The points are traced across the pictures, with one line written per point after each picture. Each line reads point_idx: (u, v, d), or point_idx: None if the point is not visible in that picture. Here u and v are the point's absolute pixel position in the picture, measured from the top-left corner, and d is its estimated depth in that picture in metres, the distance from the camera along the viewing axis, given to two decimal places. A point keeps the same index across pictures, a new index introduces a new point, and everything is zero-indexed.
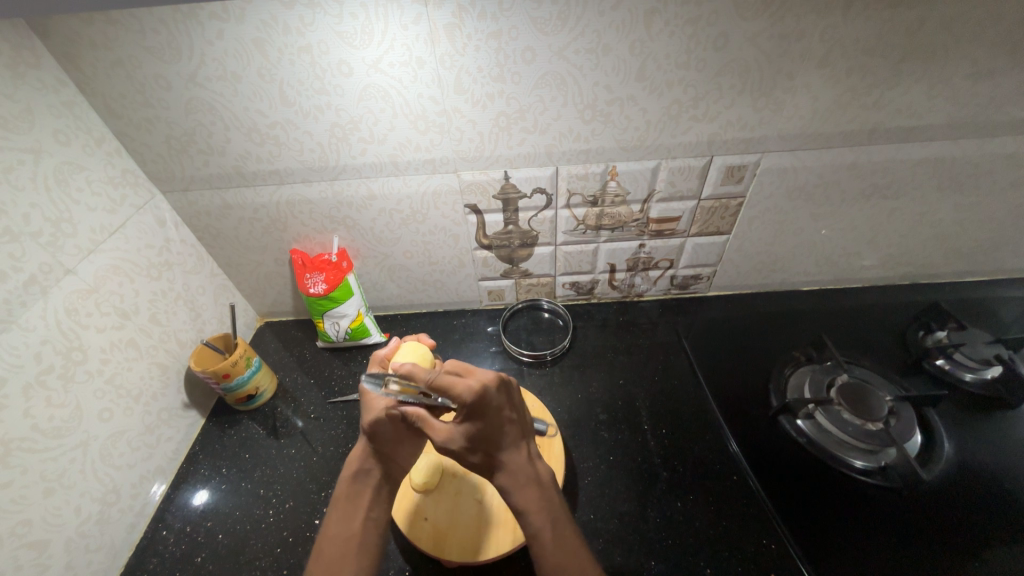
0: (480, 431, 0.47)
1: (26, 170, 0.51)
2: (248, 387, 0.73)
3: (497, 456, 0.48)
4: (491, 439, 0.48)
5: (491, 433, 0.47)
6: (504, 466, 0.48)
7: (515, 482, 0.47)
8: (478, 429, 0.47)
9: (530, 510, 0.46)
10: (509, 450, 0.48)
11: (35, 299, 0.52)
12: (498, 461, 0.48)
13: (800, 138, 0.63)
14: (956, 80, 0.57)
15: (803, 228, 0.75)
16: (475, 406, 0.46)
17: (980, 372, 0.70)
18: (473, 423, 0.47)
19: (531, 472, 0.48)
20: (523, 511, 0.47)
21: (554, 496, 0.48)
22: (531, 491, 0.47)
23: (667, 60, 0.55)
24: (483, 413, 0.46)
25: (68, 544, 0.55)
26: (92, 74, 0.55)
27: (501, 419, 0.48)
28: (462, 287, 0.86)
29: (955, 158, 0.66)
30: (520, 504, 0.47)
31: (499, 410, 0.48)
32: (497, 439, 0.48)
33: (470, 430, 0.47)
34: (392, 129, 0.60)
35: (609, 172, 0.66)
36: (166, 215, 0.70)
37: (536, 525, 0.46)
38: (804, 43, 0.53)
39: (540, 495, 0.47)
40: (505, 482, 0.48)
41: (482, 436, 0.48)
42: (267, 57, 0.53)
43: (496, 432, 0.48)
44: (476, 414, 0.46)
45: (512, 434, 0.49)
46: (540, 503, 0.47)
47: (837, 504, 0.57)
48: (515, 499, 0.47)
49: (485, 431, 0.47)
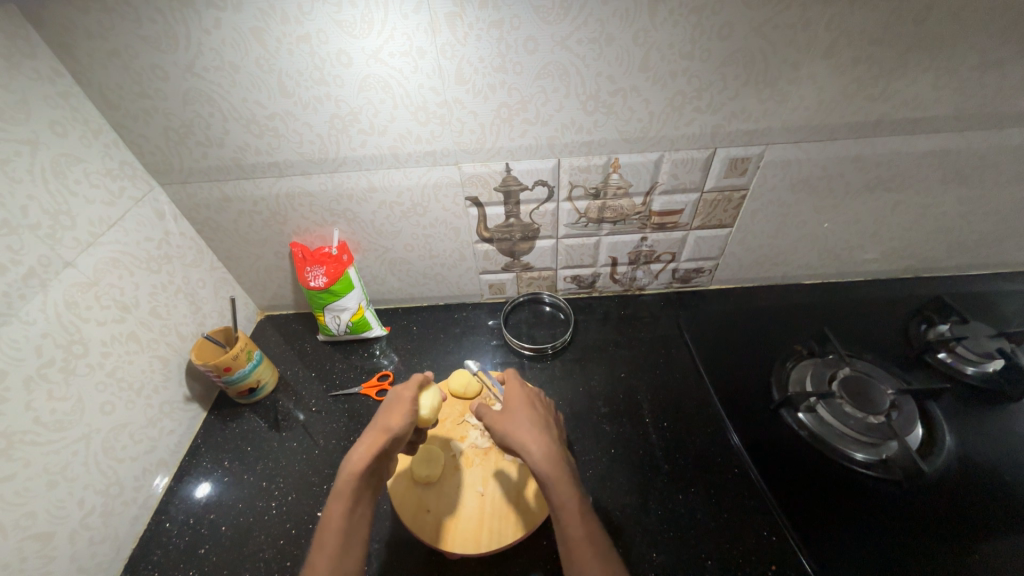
0: (523, 410, 0.55)
1: (23, 161, 0.51)
2: (250, 380, 0.73)
3: (531, 433, 0.51)
4: (529, 416, 0.54)
5: (530, 411, 0.55)
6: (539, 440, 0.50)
7: (547, 457, 0.49)
8: (521, 407, 0.55)
9: (557, 484, 0.47)
10: (542, 429, 0.52)
11: (34, 293, 0.52)
12: (533, 436, 0.51)
13: (805, 130, 0.62)
14: (963, 70, 0.56)
15: (806, 221, 0.75)
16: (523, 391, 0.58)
17: (982, 366, 0.70)
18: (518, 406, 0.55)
19: (561, 454, 0.50)
20: (550, 485, 0.47)
21: (577, 481, 0.50)
22: (562, 467, 0.49)
23: (671, 50, 0.54)
24: (528, 396, 0.57)
25: (72, 536, 0.55)
26: (87, 64, 0.55)
27: (539, 408, 0.57)
28: (463, 280, 0.85)
29: (961, 150, 0.65)
30: (550, 479, 0.47)
31: (538, 402, 0.58)
32: (535, 418, 0.54)
33: (515, 411, 0.54)
34: (392, 120, 0.60)
35: (611, 164, 0.66)
36: (165, 208, 0.69)
37: (562, 500, 0.46)
38: (810, 33, 0.52)
39: (567, 473, 0.49)
40: (537, 456, 0.49)
41: (523, 413, 0.54)
42: (265, 47, 0.53)
43: (537, 413, 0.55)
44: (522, 397, 0.57)
45: (548, 421, 0.55)
46: (568, 478, 0.48)
47: (839, 497, 0.57)
48: (545, 474, 0.48)
49: (527, 408, 0.55)
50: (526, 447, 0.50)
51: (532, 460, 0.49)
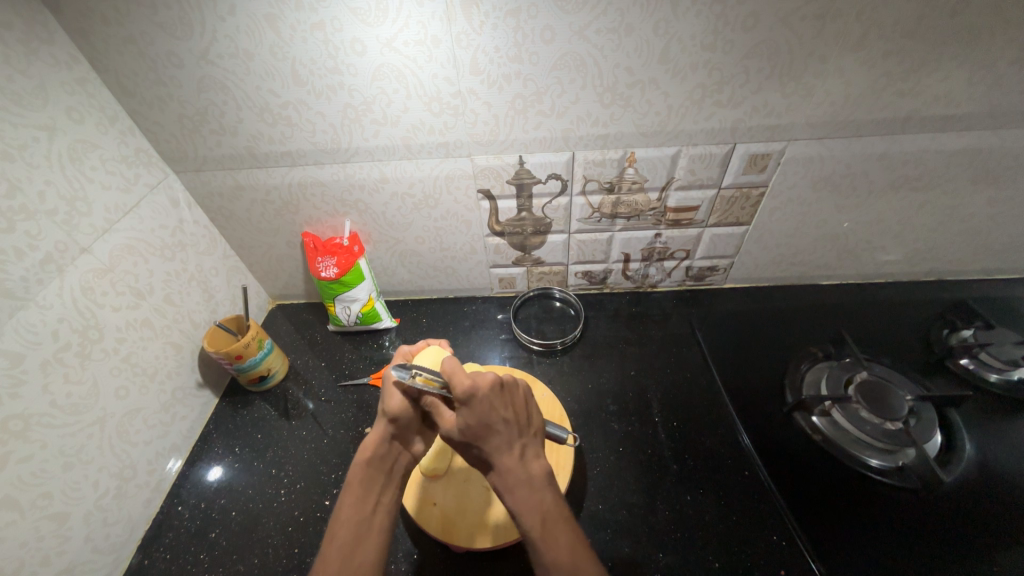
0: (477, 428, 0.48)
1: (40, 147, 0.51)
2: (260, 368, 0.74)
3: (490, 458, 0.48)
4: (485, 437, 0.48)
5: (482, 430, 0.48)
6: (496, 467, 0.47)
7: (506, 484, 0.46)
8: (473, 425, 0.48)
9: (521, 512, 0.45)
10: (500, 452, 0.47)
11: (51, 278, 0.52)
12: (492, 462, 0.48)
13: (829, 126, 0.60)
14: (1001, 65, 0.53)
15: (827, 220, 0.73)
16: (468, 401, 0.48)
17: (1007, 373, 0.68)
18: (475, 424, 0.48)
19: (521, 476, 0.46)
20: (515, 513, 0.45)
21: (550, 496, 0.46)
22: (522, 492, 0.45)
23: (693, 41, 0.52)
24: (478, 407, 0.48)
25: (87, 517, 0.56)
26: (104, 50, 0.55)
27: (495, 416, 0.48)
28: (473, 274, 0.85)
29: (994, 149, 0.62)
30: (513, 507, 0.45)
31: (492, 406, 0.48)
32: (490, 437, 0.48)
33: (468, 429, 0.48)
34: (405, 111, 0.59)
35: (627, 158, 0.64)
36: (180, 196, 0.70)
37: (526, 526, 0.44)
38: (839, 24, 0.50)
39: (532, 497, 0.45)
40: (497, 484, 0.47)
41: (478, 432, 0.48)
42: (279, 34, 0.52)
43: (491, 428, 0.48)
44: (470, 409, 0.48)
45: (506, 433, 0.48)
46: (534, 503, 0.45)
47: (852, 502, 0.56)
48: (507, 504, 0.46)
49: (479, 426, 0.48)
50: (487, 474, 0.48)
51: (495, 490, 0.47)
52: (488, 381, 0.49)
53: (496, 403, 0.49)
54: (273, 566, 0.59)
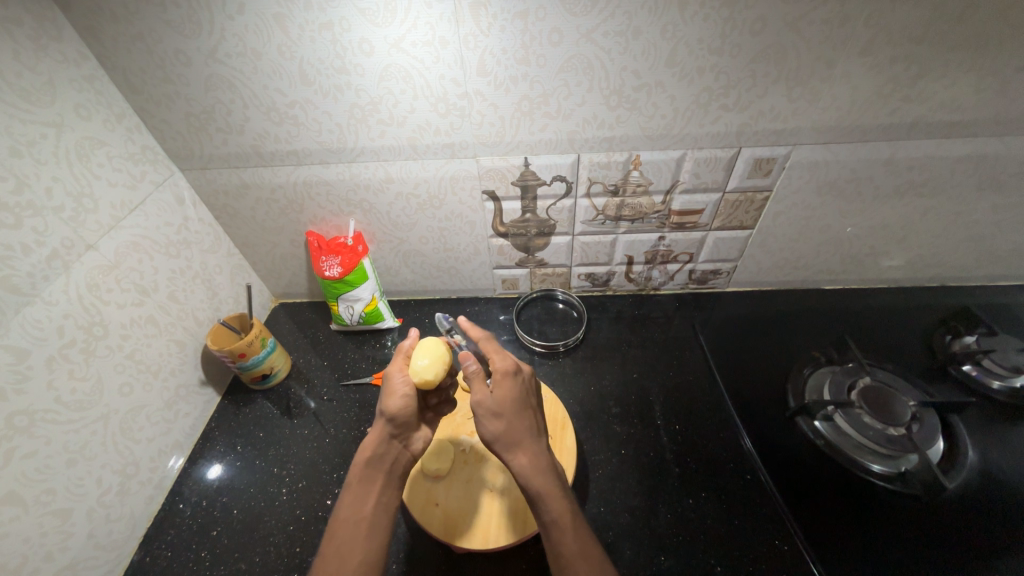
0: (512, 405, 0.50)
1: (48, 144, 0.51)
2: (263, 366, 0.74)
3: (518, 441, 0.48)
4: (518, 417, 0.50)
5: (517, 410, 0.50)
6: (523, 450, 0.48)
7: (533, 469, 0.47)
8: (508, 402, 0.50)
9: (547, 495, 0.46)
10: (530, 434, 0.49)
11: (57, 274, 0.52)
12: (519, 445, 0.48)
13: (835, 131, 0.60)
14: (1007, 72, 0.53)
15: (830, 225, 0.73)
16: (510, 376, 0.52)
17: (1009, 380, 0.69)
18: (513, 399, 0.50)
19: (548, 463, 0.48)
20: (541, 497, 0.46)
21: (568, 488, 0.48)
22: (550, 476, 0.47)
23: (700, 45, 0.52)
24: (517, 386, 0.52)
25: (90, 513, 0.56)
26: (113, 48, 0.55)
27: (527, 401, 0.52)
28: (476, 274, 0.85)
29: (999, 156, 0.62)
30: (539, 491, 0.46)
31: (526, 390, 0.53)
32: (523, 418, 0.50)
33: (504, 404, 0.50)
34: (412, 111, 0.59)
35: (632, 161, 0.65)
36: (185, 194, 0.70)
37: (552, 510, 0.45)
38: (847, 29, 0.50)
39: (557, 483, 0.47)
40: (523, 467, 0.47)
41: (512, 411, 0.50)
42: (287, 34, 0.52)
43: (524, 410, 0.51)
44: (510, 387, 0.51)
45: (535, 419, 0.51)
46: (559, 488, 0.47)
47: (853, 506, 0.56)
48: (533, 487, 0.46)
49: (514, 405, 0.50)
50: (511, 458, 0.48)
51: (520, 472, 0.47)
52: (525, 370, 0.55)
53: (526, 389, 0.53)
54: (275, 565, 0.59)
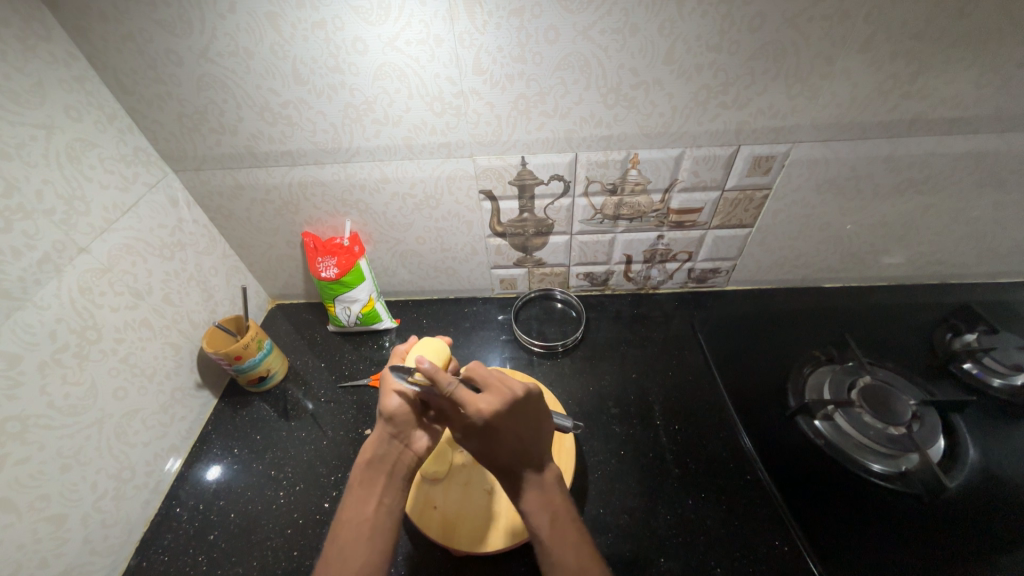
0: (492, 443, 0.47)
1: (38, 146, 0.51)
2: (260, 369, 0.73)
3: (504, 465, 0.48)
4: (499, 449, 0.48)
5: (500, 445, 0.47)
6: (509, 472, 0.48)
7: (518, 486, 0.48)
8: (490, 441, 0.48)
9: (530, 511, 0.47)
10: (514, 460, 0.48)
11: (49, 278, 0.52)
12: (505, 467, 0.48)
13: (835, 128, 0.60)
14: (1009, 68, 0.53)
15: (830, 223, 0.72)
16: (486, 427, 0.46)
17: (1010, 378, 0.68)
18: (490, 439, 0.47)
19: (533, 478, 0.48)
20: (525, 512, 0.47)
21: (557, 500, 0.48)
22: (532, 492, 0.48)
23: (698, 42, 0.52)
24: (497, 431, 0.47)
25: (85, 519, 0.56)
26: (103, 48, 0.54)
27: (514, 435, 0.47)
28: (474, 274, 0.84)
29: (1000, 153, 0.62)
30: (523, 506, 0.48)
31: (512, 429, 0.47)
32: (506, 451, 0.47)
33: (483, 441, 0.48)
34: (407, 111, 0.58)
35: (630, 160, 0.64)
36: (179, 195, 0.69)
37: (535, 525, 0.46)
38: (848, 25, 0.50)
39: (541, 499, 0.48)
40: (509, 485, 0.49)
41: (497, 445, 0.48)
42: (279, 32, 0.52)
43: (507, 445, 0.47)
44: (490, 432, 0.47)
45: (523, 446, 0.48)
46: (541, 503, 0.47)
47: (855, 508, 0.56)
48: (518, 503, 0.48)
49: (496, 442, 0.47)
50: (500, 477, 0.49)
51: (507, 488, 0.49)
52: (513, 398, 0.47)
53: (510, 425, 0.47)
54: (273, 568, 0.59)
